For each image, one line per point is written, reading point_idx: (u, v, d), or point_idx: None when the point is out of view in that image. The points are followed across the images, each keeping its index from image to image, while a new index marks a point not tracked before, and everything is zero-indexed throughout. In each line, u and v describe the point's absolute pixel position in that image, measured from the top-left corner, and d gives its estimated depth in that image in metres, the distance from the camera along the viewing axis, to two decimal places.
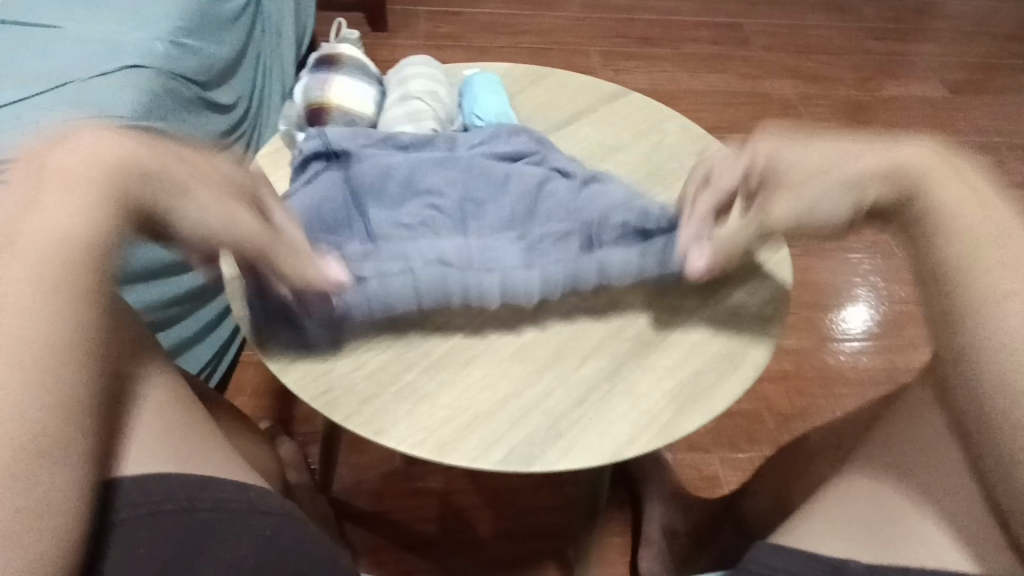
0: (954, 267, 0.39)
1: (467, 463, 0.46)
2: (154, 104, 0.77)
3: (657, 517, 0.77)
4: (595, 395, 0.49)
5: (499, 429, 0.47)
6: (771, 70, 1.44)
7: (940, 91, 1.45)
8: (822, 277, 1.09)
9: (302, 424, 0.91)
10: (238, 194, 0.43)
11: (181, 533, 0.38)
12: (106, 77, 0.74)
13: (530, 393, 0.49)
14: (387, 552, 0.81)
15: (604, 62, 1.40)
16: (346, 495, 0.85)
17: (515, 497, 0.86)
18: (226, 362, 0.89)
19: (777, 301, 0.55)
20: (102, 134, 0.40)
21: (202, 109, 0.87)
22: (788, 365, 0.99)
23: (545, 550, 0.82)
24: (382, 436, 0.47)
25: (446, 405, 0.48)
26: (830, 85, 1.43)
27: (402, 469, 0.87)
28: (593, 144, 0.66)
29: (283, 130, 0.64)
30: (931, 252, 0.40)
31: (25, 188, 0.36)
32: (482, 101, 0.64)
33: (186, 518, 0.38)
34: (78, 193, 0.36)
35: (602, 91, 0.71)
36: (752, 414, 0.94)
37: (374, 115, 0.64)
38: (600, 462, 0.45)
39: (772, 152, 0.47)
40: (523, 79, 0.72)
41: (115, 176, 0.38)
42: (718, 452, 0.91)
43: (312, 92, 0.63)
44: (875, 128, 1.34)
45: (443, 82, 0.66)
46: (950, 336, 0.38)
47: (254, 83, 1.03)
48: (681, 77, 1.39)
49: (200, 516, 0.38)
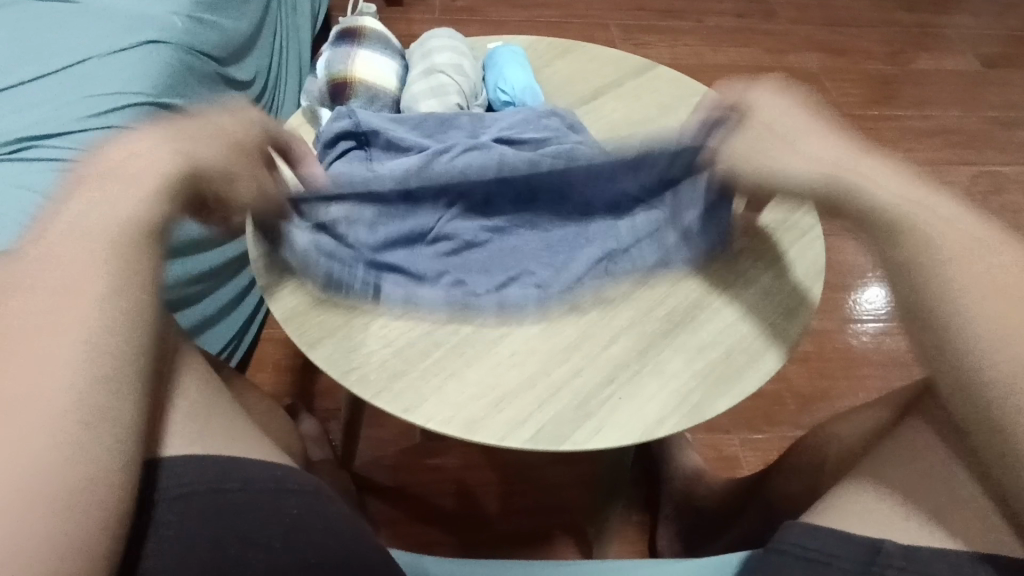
0: (942, 271, 0.37)
1: (495, 441, 0.46)
2: (171, 79, 0.75)
3: (677, 495, 0.77)
4: (624, 374, 0.49)
5: (528, 407, 0.47)
6: (797, 44, 1.40)
7: (972, 65, 1.40)
8: (846, 257, 1.07)
9: (323, 401, 0.92)
10: (246, 149, 0.43)
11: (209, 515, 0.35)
12: (125, 54, 0.74)
13: (558, 372, 0.49)
14: (408, 526, 0.82)
15: (624, 36, 1.36)
16: (367, 470, 0.86)
17: (534, 474, 0.86)
18: (248, 340, 0.89)
19: (808, 281, 0.54)
20: (144, 133, 0.39)
21: (222, 85, 0.85)
22: (811, 347, 0.98)
23: (564, 527, 0.83)
24: (411, 414, 0.47)
25: (474, 383, 0.48)
26: (858, 60, 1.38)
27: (422, 446, 0.88)
28: (619, 119, 0.64)
29: (305, 106, 0.63)
30: (905, 253, 0.39)
31: (87, 188, 0.36)
32: (507, 74, 0.63)
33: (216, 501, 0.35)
34: (139, 185, 0.37)
35: (628, 65, 0.69)
36: (773, 395, 0.93)
37: (398, 90, 0.63)
38: (629, 442, 0.45)
39: (765, 101, 0.47)
40: (547, 52, 0.71)
41: (165, 167, 0.38)
42: (738, 432, 0.90)
43: (336, 67, 0.63)
44: (904, 104, 1.30)
45: (468, 54, 0.64)
46: (936, 332, 0.36)
47: (275, 58, 1.01)
48: (704, 51, 1.35)
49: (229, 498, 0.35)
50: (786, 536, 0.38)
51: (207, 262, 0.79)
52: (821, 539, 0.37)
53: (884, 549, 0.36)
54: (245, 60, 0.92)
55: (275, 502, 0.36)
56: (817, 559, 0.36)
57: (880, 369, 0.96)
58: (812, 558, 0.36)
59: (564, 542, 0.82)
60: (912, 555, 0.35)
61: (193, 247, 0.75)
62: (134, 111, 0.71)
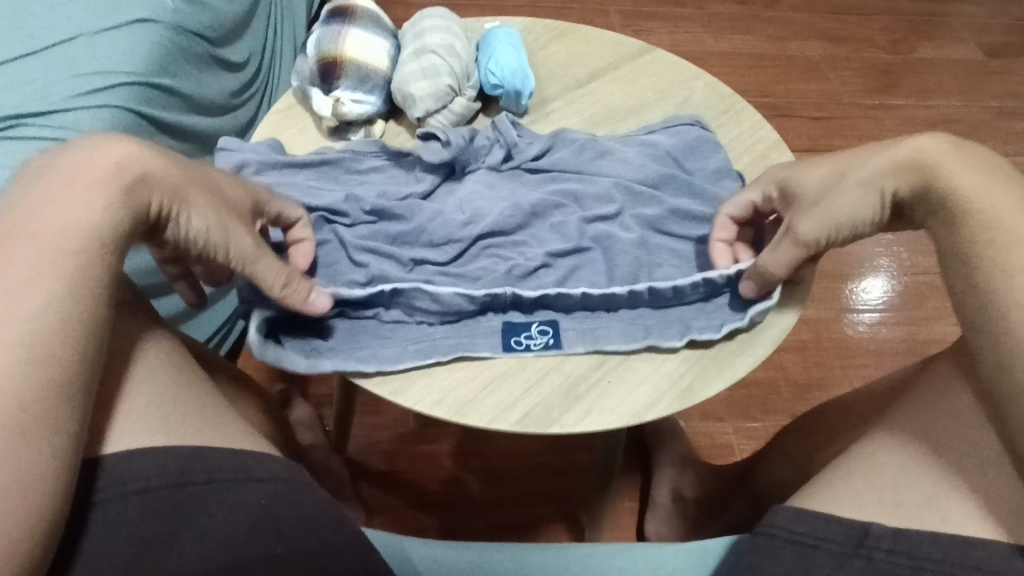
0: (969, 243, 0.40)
1: (484, 424, 0.46)
2: (160, 60, 0.72)
3: (667, 481, 0.77)
4: (615, 358, 0.48)
5: (517, 390, 0.47)
6: (799, 32, 1.38)
7: (975, 53, 1.39)
8: (843, 247, 1.06)
9: (318, 385, 0.92)
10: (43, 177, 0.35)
11: (167, 509, 0.36)
12: (113, 31, 0.71)
13: (546, 356, 0.48)
14: (402, 510, 0.83)
15: (624, 21, 1.34)
16: (360, 454, 0.86)
17: (527, 459, 0.86)
18: (236, 330, 0.88)
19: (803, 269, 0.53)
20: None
21: (214, 68, 0.81)
22: (806, 336, 0.98)
23: (559, 514, 0.83)
24: (399, 397, 0.46)
25: (463, 366, 0.48)
26: (860, 47, 1.37)
27: (416, 431, 0.88)
28: (613, 103, 0.64)
29: (295, 86, 0.61)
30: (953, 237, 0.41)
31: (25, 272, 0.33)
32: (498, 56, 0.60)
33: (175, 492, 0.36)
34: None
35: (626, 47, 0.69)
36: (769, 384, 0.93)
37: (389, 71, 0.60)
38: (619, 425, 0.45)
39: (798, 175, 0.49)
40: (543, 34, 0.70)
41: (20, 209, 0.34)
42: (732, 421, 0.90)
43: (326, 45, 0.60)
44: (903, 93, 1.30)
45: (460, 35, 0.61)
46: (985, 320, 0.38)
47: (266, 37, 0.95)
48: (705, 38, 1.34)
49: (188, 489, 0.37)
50: (777, 521, 0.40)
51: None
52: (809, 523, 0.39)
53: (871, 532, 0.38)
54: (239, 40, 0.87)
55: (239, 495, 0.38)
56: (805, 542, 0.39)
57: (875, 358, 0.96)
58: (795, 541, 0.39)
59: (558, 531, 0.82)
60: (901, 537, 0.37)
61: None
62: (126, 91, 0.69)
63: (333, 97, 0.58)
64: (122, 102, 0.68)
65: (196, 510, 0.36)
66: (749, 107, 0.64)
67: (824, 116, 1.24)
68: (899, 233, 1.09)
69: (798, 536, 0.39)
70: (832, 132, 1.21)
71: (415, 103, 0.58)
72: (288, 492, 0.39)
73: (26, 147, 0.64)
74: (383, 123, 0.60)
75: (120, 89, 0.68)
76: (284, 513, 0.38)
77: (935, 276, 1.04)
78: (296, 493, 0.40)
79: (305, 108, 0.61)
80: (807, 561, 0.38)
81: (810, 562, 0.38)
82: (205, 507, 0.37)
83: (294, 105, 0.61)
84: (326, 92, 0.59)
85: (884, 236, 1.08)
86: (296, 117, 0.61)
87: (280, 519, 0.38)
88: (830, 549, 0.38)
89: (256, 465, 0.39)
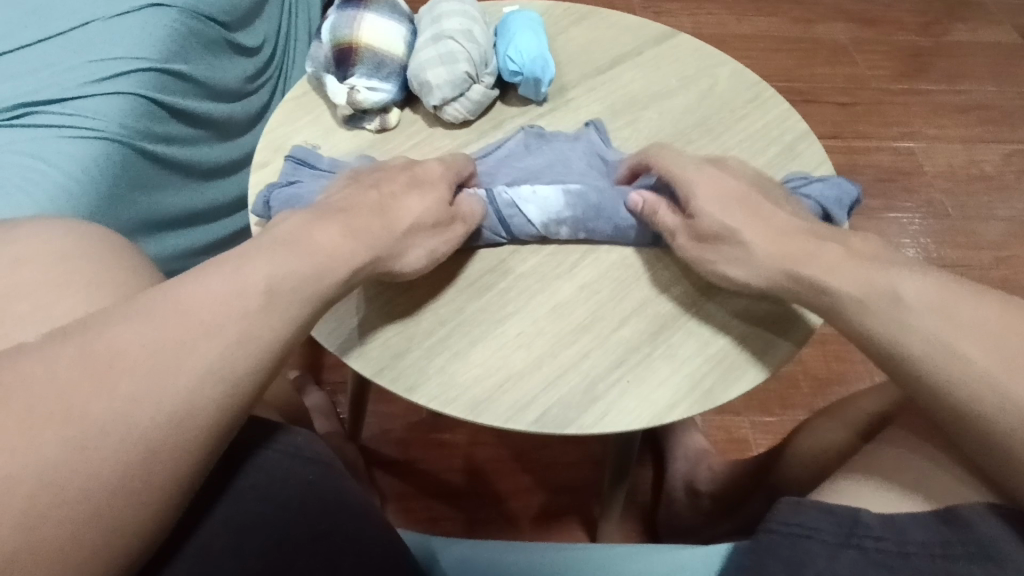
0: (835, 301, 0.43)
1: (499, 423, 0.45)
2: (175, 45, 0.71)
3: (681, 475, 0.77)
4: (635, 357, 0.47)
5: (533, 389, 0.46)
6: (827, 13, 1.34)
7: (1011, 36, 1.33)
8: None
9: (332, 373, 0.92)
10: (234, 323, 0.35)
11: (237, 522, 0.34)
12: (128, 17, 0.70)
13: (567, 354, 0.47)
14: (415, 500, 0.83)
15: (644, 3, 1.30)
16: (374, 442, 0.86)
17: (541, 450, 0.86)
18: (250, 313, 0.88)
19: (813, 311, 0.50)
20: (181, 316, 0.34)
21: (229, 52, 0.80)
22: (827, 329, 0.95)
23: (573, 505, 0.83)
24: (413, 394, 0.46)
25: (479, 363, 0.47)
26: (889, 29, 1.32)
27: (429, 420, 0.88)
28: (634, 90, 0.62)
29: (310, 72, 0.60)
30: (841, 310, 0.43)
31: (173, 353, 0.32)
32: (517, 41, 0.59)
33: (237, 509, 0.35)
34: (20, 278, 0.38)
35: (648, 33, 0.67)
36: (787, 377, 0.92)
37: (405, 57, 0.59)
38: (640, 427, 0.44)
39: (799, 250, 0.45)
40: (564, 18, 0.68)
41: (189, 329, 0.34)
42: (749, 415, 0.89)
43: (340, 31, 0.58)
44: (934, 78, 1.25)
45: (478, 19, 0.60)
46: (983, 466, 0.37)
47: (283, 20, 0.93)
48: (728, 20, 1.30)
49: (253, 502, 0.35)
50: (775, 515, 0.39)
51: (205, 234, 0.79)
52: (805, 514, 0.38)
53: (861, 520, 0.37)
54: (254, 24, 0.86)
55: (291, 465, 0.37)
56: (797, 533, 0.38)
57: None
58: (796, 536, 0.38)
59: (571, 524, 0.82)
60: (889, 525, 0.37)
61: (181, 219, 0.75)
62: (139, 79, 0.68)
63: (347, 84, 0.57)
64: (136, 89, 0.67)
65: (237, 482, 0.35)
66: (776, 94, 0.62)
67: (851, 101, 1.20)
68: (925, 224, 1.06)
69: (804, 534, 0.38)
70: (858, 118, 1.17)
71: (432, 91, 0.56)
72: (332, 476, 0.38)
73: (42, 134, 0.64)
74: (399, 112, 0.59)
75: (132, 75, 0.68)
76: (326, 497, 0.37)
77: (961, 268, 1.01)
78: (336, 477, 0.38)
79: (319, 95, 0.61)
80: (802, 549, 0.37)
81: (805, 556, 0.37)
82: (248, 481, 0.36)
83: (309, 92, 0.61)
84: (341, 78, 0.58)
85: (910, 227, 1.05)
86: (311, 102, 0.60)
87: (326, 499, 0.37)
88: (822, 539, 0.37)
89: (305, 444, 0.38)
